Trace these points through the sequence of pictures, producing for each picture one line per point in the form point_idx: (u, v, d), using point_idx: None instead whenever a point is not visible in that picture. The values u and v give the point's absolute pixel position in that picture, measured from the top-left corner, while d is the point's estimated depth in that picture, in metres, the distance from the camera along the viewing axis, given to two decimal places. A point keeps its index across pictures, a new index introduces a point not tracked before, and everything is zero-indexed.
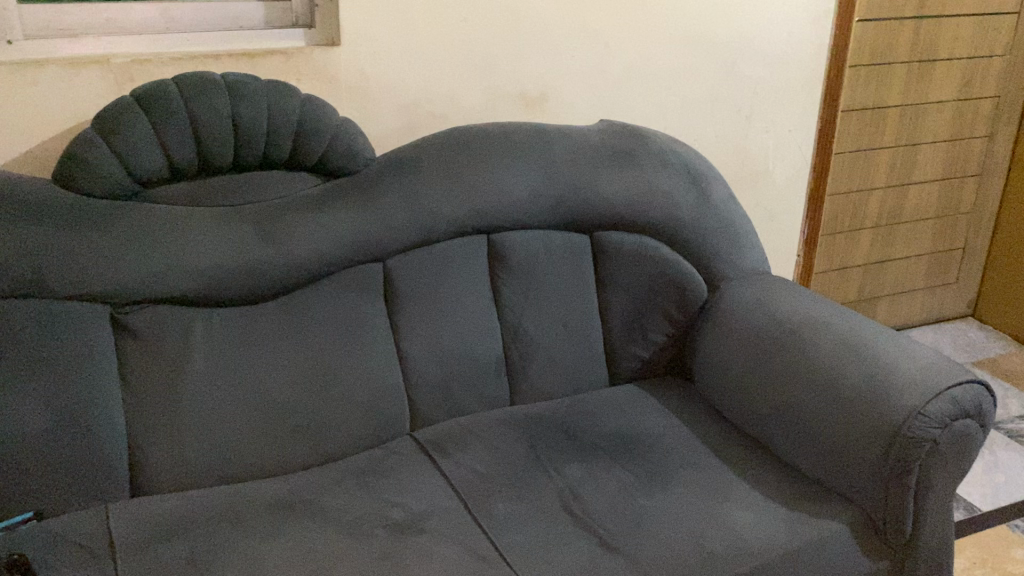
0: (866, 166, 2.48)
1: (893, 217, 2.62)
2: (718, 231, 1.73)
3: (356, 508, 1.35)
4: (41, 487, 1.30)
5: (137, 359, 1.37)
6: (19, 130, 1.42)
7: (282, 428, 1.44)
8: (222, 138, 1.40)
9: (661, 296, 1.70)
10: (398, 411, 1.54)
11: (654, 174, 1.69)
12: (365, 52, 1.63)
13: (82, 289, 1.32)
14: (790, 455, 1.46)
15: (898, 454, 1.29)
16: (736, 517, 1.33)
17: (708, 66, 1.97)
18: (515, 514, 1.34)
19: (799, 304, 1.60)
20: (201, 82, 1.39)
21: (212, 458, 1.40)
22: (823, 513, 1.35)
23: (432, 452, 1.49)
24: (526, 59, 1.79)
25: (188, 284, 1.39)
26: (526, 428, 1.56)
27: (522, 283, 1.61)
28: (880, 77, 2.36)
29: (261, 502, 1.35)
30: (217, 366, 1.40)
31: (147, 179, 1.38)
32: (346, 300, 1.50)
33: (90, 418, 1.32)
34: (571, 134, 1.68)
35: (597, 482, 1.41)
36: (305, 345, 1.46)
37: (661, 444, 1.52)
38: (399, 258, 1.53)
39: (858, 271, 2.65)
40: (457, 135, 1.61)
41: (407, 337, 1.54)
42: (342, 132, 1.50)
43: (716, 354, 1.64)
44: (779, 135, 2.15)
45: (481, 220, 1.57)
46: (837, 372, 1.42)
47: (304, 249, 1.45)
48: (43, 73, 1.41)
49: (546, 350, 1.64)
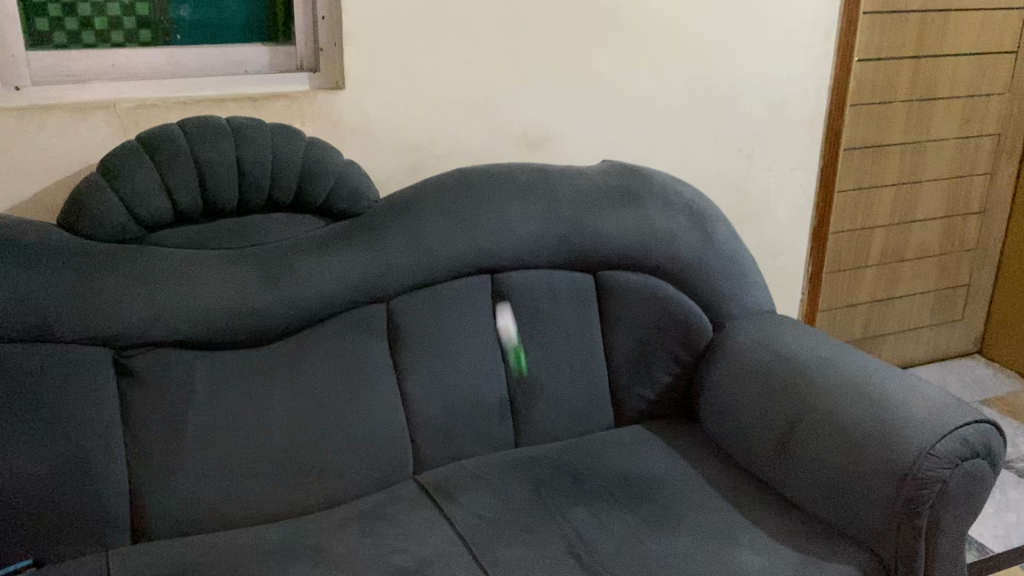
0: (869, 203, 2.48)
1: (896, 253, 2.62)
2: (722, 270, 1.73)
3: (360, 553, 1.33)
4: (39, 534, 1.29)
5: (138, 402, 1.36)
6: (25, 175, 1.43)
7: (285, 472, 1.43)
8: (226, 181, 1.41)
9: (666, 336, 1.70)
10: (402, 454, 1.53)
11: (656, 214, 1.69)
12: (369, 96, 1.64)
13: (87, 333, 1.32)
14: (798, 496, 1.44)
15: (907, 495, 1.27)
16: (745, 562, 1.31)
17: (709, 105, 1.99)
18: (521, 558, 1.32)
19: (805, 344, 1.59)
20: (205, 128, 1.41)
21: (213, 503, 1.38)
22: (834, 556, 1.33)
23: (436, 496, 1.47)
24: (528, 99, 1.80)
25: (192, 327, 1.38)
26: (532, 470, 1.54)
27: (526, 323, 1.61)
28: (881, 116, 2.37)
29: (262, 548, 1.33)
30: (219, 410, 1.39)
31: (151, 223, 1.38)
32: (349, 343, 1.49)
33: (91, 465, 1.31)
34: (574, 174, 1.69)
35: (603, 526, 1.39)
36: (307, 388, 1.45)
37: (668, 486, 1.50)
38: (403, 300, 1.53)
39: (863, 309, 2.63)
40: (461, 176, 1.61)
41: (411, 380, 1.53)
42: (346, 175, 1.51)
43: (722, 394, 1.62)
44: (781, 174, 2.15)
45: (485, 260, 1.57)
46: (844, 413, 1.40)
47: (308, 290, 1.45)
48: (50, 119, 1.42)
49: (550, 391, 1.63)
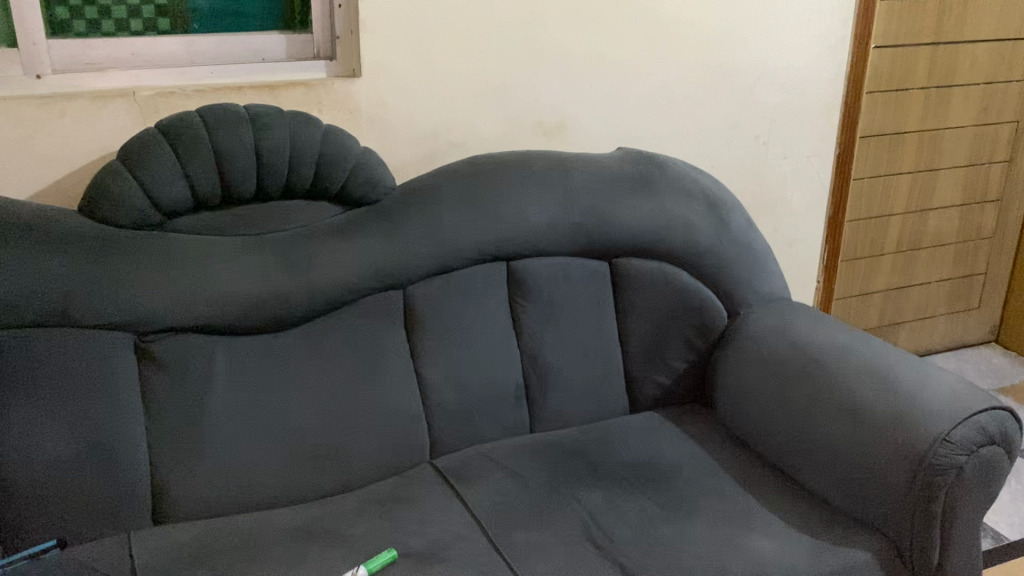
0: (886, 191, 2.47)
1: (913, 241, 2.61)
2: (738, 257, 1.73)
3: (376, 536, 1.35)
4: (64, 515, 1.31)
5: (159, 387, 1.38)
6: (47, 162, 1.45)
7: (303, 456, 1.45)
8: (245, 168, 1.42)
9: (681, 323, 1.70)
10: (418, 440, 1.54)
11: (672, 201, 1.69)
12: (386, 83, 1.65)
13: (109, 317, 1.34)
14: (813, 483, 1.44)
15: (922, 481, 1.27)
16: (760, 546, 1.31)
17: (725, 93, 1.98)
18: (536, 542, 1.33)
19: (821, 331, 1.59)
20: (224, 115, 1.42)
21: (232, 486, 1.40)
22: (848, 542, 1.33)
23: (453, 480, 1.48)
24: (544, 87, 1.80)
25: (211, 312, 1.40)
26: (547, 456, 1.55)
27: (542, 309, 1.62)
28: (898, 103, 2.36)
29: (281, 531, 1.35)
30: (238, 395, 1.41)
31: (171, 210, 1.40)
32: (366, 329, 1.51)
33: (113, 448, 1.33)
34: (590, 162, 1.69)
35: (618, 511, 1.40)
36: (325, 373, 1.47)
37: (682, 472, 1.50)
38: (419, 286, 1.54)
39: (879, 297, 2.62)
40: (477, 163, 1.62)
41: (427, 365, 1.54)
42: (363, 162, 1.51)
43: (737, 381, 1.63)
44: (797, 161, 2.15)
45: (501, 247, 1.58)
46: (859, 400, 1.40)
47: (325, 277, 1.46)
48: (71, 106, 1.44)
49: (565, 377, 1.64)
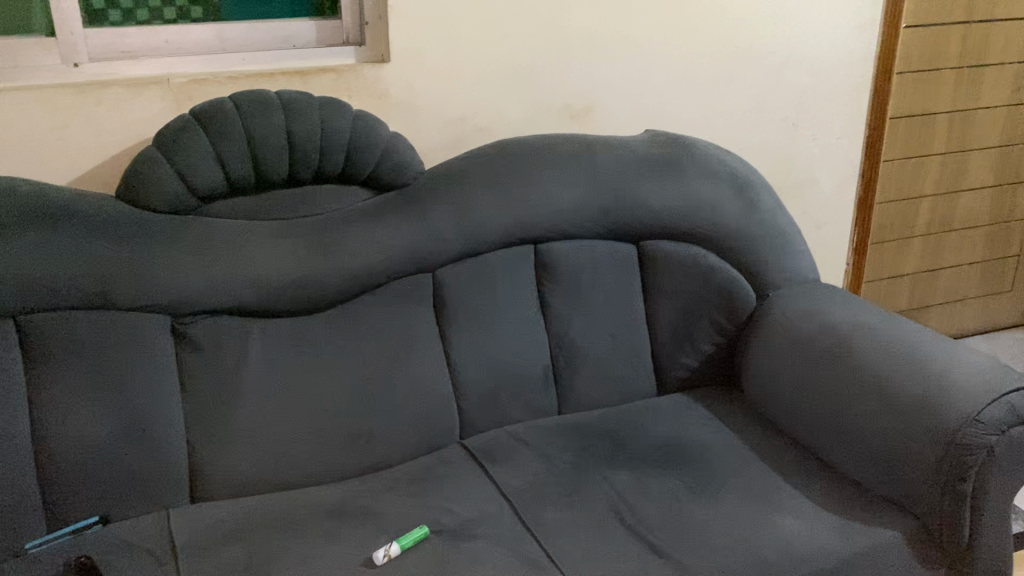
0: (916, 173, 2.44)
1: (944, 224, 2.59)
2: (767, 239, 1.73)
3: (408, 514, 1.37)
4: (105, 493, 1.35)
5: (196, 368, 1.41)
6: (84, 149, 1.48)
7: (335, 436, 1.47)
8: (277, 153, 1.44)
9: (709, 305, 1.70)
10: (447, 421, 1.56)
11: (699, 183, 1.70)
12: (413, 68, 1.67)
13: (147, 300, 1.37)
14: (842, 464, 1.44)
15: (952, 461, 1.27)
16: (787, 526, 1.32)
17: (753, 74, 1.98)
18: (565, 521, 1.35)
19: (850, 313, 1.59)
20: (256, 101, 1.44)
21: (267, 465, 1.43)
22: (876, 521, 1.33)
23: (482, 460, 1.50)
24: (570, 71, 1.81)
25: (246, 295, 1.43)
26: (576, 436, 1.57)
27: (569, 292, 1.63)
28: (929, 84, 2.33)
29: (315, 509, 1.38)
30: (272, 376, 1.44)
31: (206, 194, 1.42)
32: (395, 311, 1.53)
33: (153, 428, 1.37)
34: (617, 145, 1.69)
35: (647, 490, 1.41)
36: (356, 355, 1.49)
37: (710, 452, 1.51)
38: (447, 269, 1.56)
39: (909, 280, 2.60)
40: (505, 147, 1.63)
41: (456, 347, 1.56)
42: (393, 147, 1.53)
43: (765, 363, 1.63)
44: (826, 142, 2.13)
45: (528, 230, 1.59)
46: (888, 381, 1.40)
47: (356, 260, 1.48)
48: (107, 94, 1.46)
49: (593, 359, 1.65)
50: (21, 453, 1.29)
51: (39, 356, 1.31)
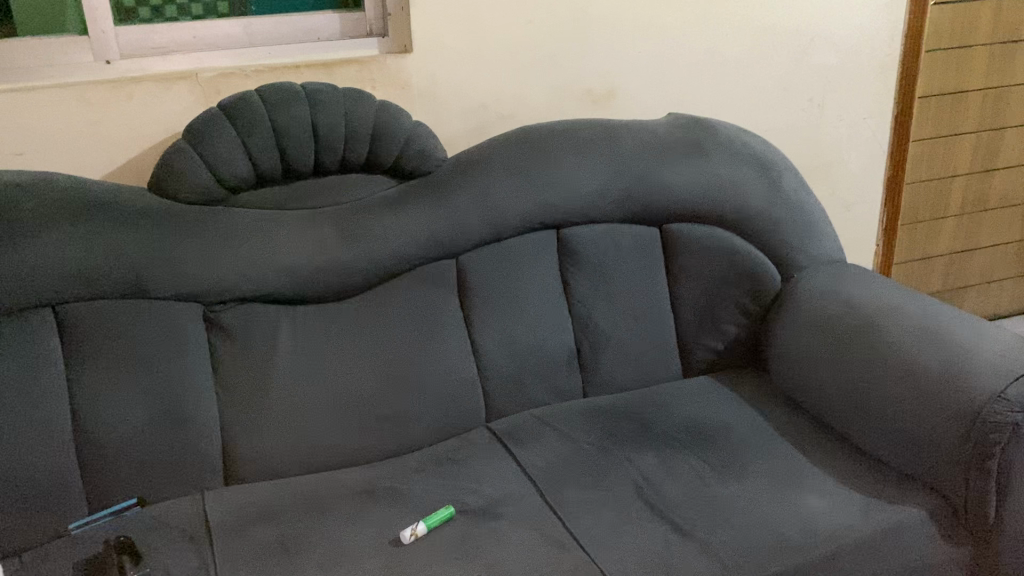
0: (948, 152, 2.40)
1: (979, 203, 2.55)
2: (792, 220, 1.73)
3: (436, 494, 1.40)
4: (143, 476, 1.39)
5: (228, 354, 1.45)
6: (117, 143, 1.52)
7: (364, 420, 1.50)
8: (303, 143, 1.47)
9: (733, 287, 1.71)
10: (473, 404, 1.59)
11: (722, 165, 1.70)
12: (436, 57, 1.69)
13: (179, 288, 1.41)
14: (866, 443, 1.44)
15: (977, 439, 1.26)
16: (810, 504, 1.32)
17: (777, 55, 1.97)
18: (589, 501, 1.36)
19: (875, 293, 1.58)
20: (282, 93, 1.47)
21: (298, 448, 1.47)
22: (901, 500, 1.32)
23: (508, 442, 1.52)
24: (592, 56, 1.81)
25: (275, 282, 1.46)
26: (601, 419, 1.58)
27: (593, 276, 1.64)
28: (962, 61, 2.29)
29: (345, 490, 1.42)
30: (301, 361, 1.47)
31: (234, 185, 1.46)
32: (421, 297, 1.55)
33: (187, 413, 1.41)
34: (639, 129, 1.70)
35: (670, 471, 1.42)
36: (383, 340, 1.52)
37: (734, 432, 1.52)
38: (471, 255, 1.58)
39: (942, 261, 2.57)
40: (526, 134, 1.65)
41: (481, 332, 1.58)
42: (415, 135, 1.55)
43: (790, 344, 1.63)
44: (853, 123, 2.12)
45: (551, 215, 1.61)
46: (913, 359, 1.40)
47: (381, 247, 1.51)
48: (138, 89, 1.51)
49: (618, 342, 1.66)
50: (62, 437, 1.34)
51: (77, 344, 1.35)
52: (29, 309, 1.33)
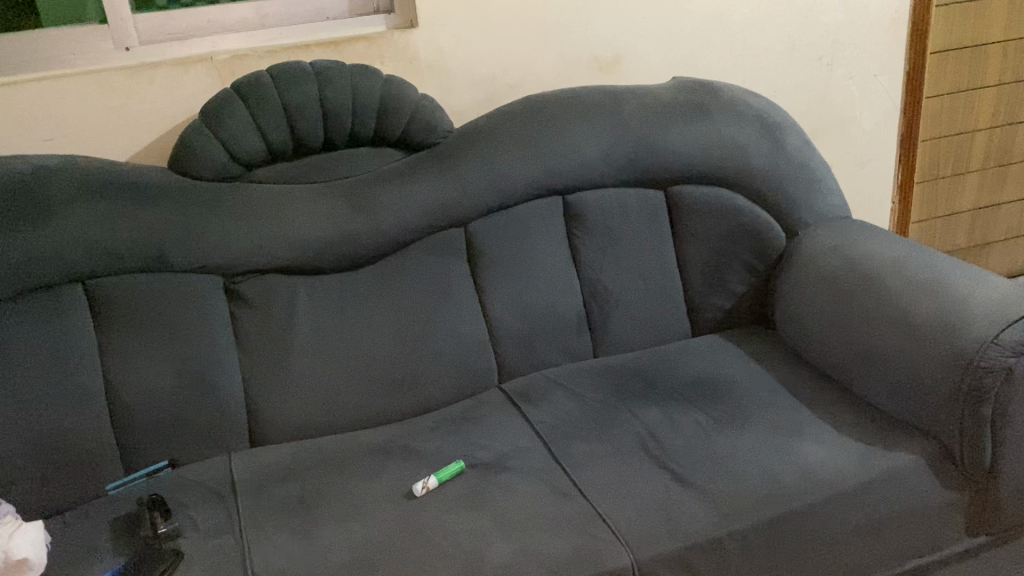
0: (969, 106, 2.37)
1: (1003, 156, 2.53)
2: (796, 178, 1.75)
3: (448, 450, 1.46)
4: (173, 439, 1.48)
5: (249, 324, 1.52)
6: (139, 126, 1.60)
7: (380, 383, 1.57)
8: (312, 119, 1.53)
9: (740, 247, 1.74)
10: (486, 366, 1.65)
11: (725, 126, 1.72)
12: (442, 30, 1.73)
13: (199, 261, 1.48)
14: (867, 392, 1.47)
15: (970, 384, 1.28)
16: (809, 451, 1.36)
17: (783, 14, 1.97)
18: (594, 454, 1.42)
19: (878, 247, 1.60)
20: (291, 72, 1.53)
21: (318, 411, 1.54)
22: (898, 447, 1.35)
23: (520, 401, 1.58)
24: (598, 24, 1.84)
25: (289, 253, 1.53)
26: (610, 378, 1.63)
27: (600, 239, 1.68)
28: (979, 13, 2.26)
29: (363, 448, 1.49)
30: (318, 329, 1.54)
31: (248, 162, 1.53)
32: (432, 264, 1.61)
33: (212, 379, 1.49)
34: (642, 94, 1.73)
35: (675, 424, 1.47)
36: (396, 306, 1.59)
37: (739, 387, 1.56)
38: (480, 223, 1.63)
39: (967, 216, 2.56)
40: (531, 102, 1.68)
41: (491, 297, 1.64)
42: (421, 108, 1.60)
43: (796, 301, 1.65)
44: (864, 80, 2.12)
45: (557, 181, 1.65)
46: (912, 310, 1.42)
47: (390, 217, 1.57)
48: (157, 74, 1.58)
49: (626, 304, 1.71)
50: (95, 403, 1.43)
51: (107, 316, 1.44)
52: (62, 283, 1.42)
